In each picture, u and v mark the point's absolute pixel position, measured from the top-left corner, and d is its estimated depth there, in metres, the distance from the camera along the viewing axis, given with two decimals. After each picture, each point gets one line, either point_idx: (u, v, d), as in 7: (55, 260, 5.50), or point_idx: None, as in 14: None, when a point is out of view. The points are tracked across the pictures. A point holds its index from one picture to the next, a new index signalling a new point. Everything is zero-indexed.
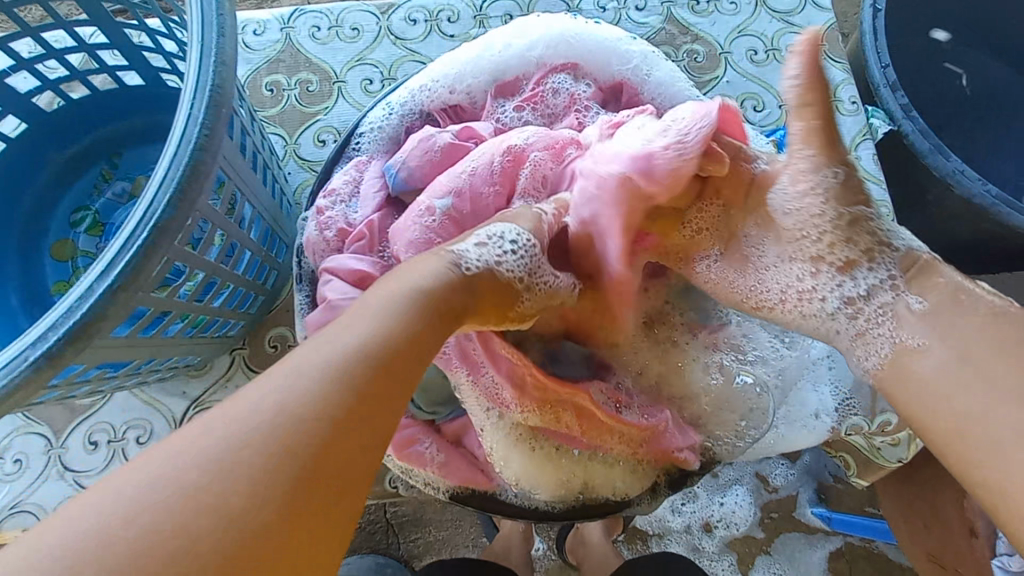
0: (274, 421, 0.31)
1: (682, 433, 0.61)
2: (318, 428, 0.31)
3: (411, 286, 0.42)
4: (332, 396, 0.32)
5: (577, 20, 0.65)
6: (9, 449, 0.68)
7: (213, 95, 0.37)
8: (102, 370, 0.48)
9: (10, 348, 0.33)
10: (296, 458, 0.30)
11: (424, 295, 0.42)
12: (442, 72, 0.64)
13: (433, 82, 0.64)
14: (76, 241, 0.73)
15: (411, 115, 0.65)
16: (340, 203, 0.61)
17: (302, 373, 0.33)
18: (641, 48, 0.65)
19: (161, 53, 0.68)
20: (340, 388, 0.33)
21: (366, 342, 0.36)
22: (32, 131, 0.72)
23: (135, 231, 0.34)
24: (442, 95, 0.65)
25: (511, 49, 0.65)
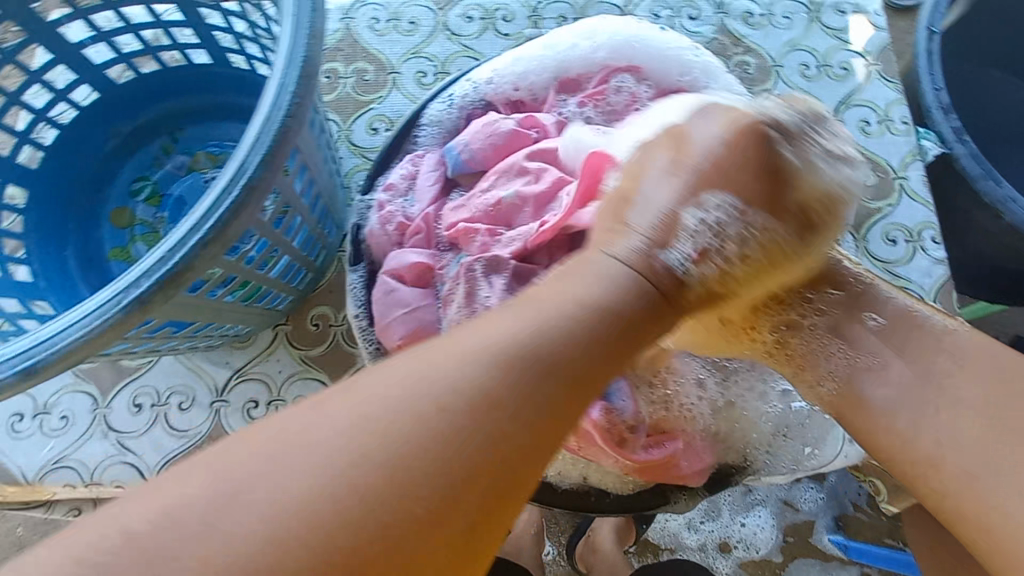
0: (427, 450, 0.29)
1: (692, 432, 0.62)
2: (498, 442, 0.30)
3: (576, 291, 0.36)
4: (501, 402, 0.31)
5: (644, 25, 0.67)
6: (57, 405, 0.70)
7: (305, 66, 0.38)
8: (166, 328, 0.50)
9: (103, 291, 0.34)
10: (422, 476, 0.28)
11: (603, 303, 0.36)
12: (508, 66, 0.66)
13: (497, 77, 0.66)
14: (134, 209, 0.76)
15: (472, 104, 0.67)
16: (399, 198, 0.63)
17: (427, 384, 0.30)
18: (705, 57, 0.66)
19: (231, 34, 0.71)
20: (432, 435, 0.29)
21: (573, 340, 0.34)
22: (103, 100, 0.76)
23: (227, 188, 0.35)
24: (506, 91, 0.67)
25: (578, 48, 0.67)
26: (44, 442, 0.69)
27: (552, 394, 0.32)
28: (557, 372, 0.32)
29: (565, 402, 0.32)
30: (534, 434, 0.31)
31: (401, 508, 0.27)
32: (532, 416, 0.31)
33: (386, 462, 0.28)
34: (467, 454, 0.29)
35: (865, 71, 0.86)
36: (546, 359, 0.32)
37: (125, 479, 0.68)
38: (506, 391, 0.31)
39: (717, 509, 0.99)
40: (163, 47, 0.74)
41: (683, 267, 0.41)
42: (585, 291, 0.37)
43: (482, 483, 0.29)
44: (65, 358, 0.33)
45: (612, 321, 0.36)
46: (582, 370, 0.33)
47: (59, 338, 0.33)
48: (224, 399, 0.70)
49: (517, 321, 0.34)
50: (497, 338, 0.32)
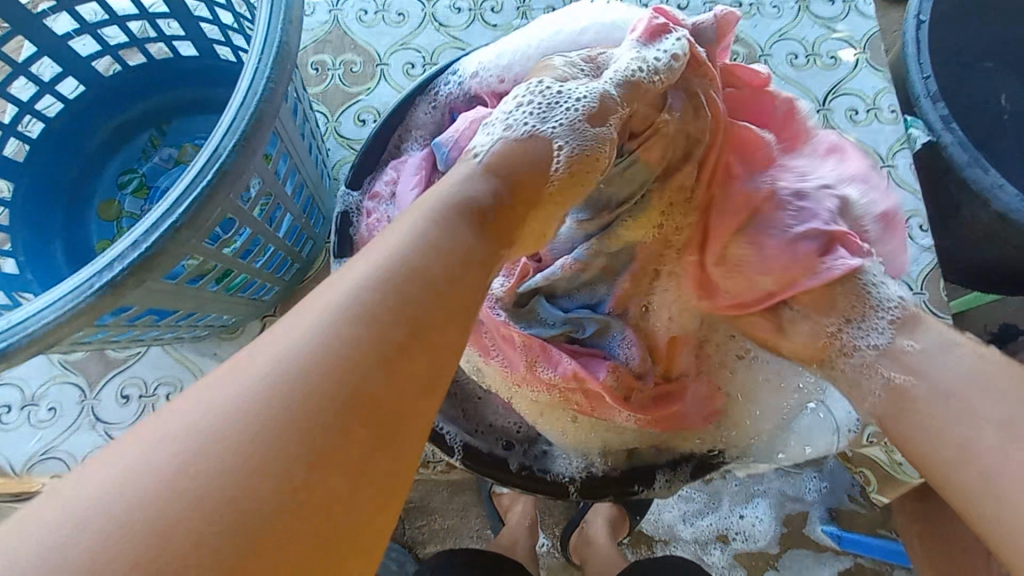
0: (271, 402, 0.25)
1: (699, 415, 0.61)
2: (354, 362, 0.27)
3: (440, 204, 0.35)
4: (354, 353, 0.27)
5: (626, 11, 0.67)
6: (45, 396, 0.70)
7: (279, 52, 0.38)
8: (147, 317, 0.50)
9: (75, 276, 0.34)
10: (263, 448, 0.24)
11: (453, 202, 0.35)
12: (492, 57, 0.64)
13: (483, 68, 0.64)
14: (121, 202, 0.76)
15: (454, 98, 0.66)
16: (384, 204, 0.62)
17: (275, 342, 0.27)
18: None
19: (217, 26, 0.71)
20: (290, 391, 0.25)
21: (401, 257, 0.31)
22: (90, 93, 0.75)
23: (201, 172, 0.36)
24: (491, 83, 0.63)
25: (561, 36, 0.66)
26: (32, 433, 0.69)
27: (386, 317, 0.28)
28: (411, 278, 0.30)
29: (412, 320, 0.29)
30: (375, 369, 0.27)
31: (267, 481, 0.23)
32: (392, 336, 0.28)
33: (213, 462, 0.23)
34: (304, 411, 0.25)
35: (854, 60, 0.86)
36: (420, 253, 0.31)
37: None
38: (350, 319, 0.28)
39: (717, 501, 0.99)
40: (149, 39, 0.73)
41: (515, 142, 0.39)
42: (420, 225, 0.33)
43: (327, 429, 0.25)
44: (38, 340, 0.33)
45: (456, 219, 0.34)
46: (443, 277, 0.31)
47: (32, 321, 0.33)
48: None
49: (395, 234, 0.32)
50: (348, 285, 0.29)
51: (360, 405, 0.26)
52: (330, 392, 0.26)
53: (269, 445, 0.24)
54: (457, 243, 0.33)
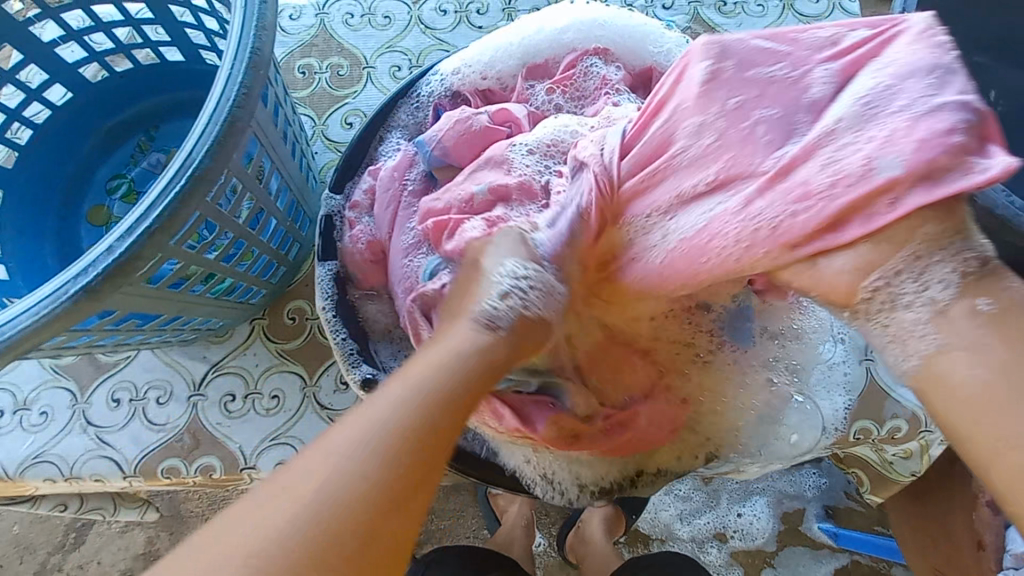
0: (298, 528, 0.31)
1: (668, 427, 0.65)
2: (371, 505, 0.33)
3: (438, 357, 0.40)
4: (430, 422, 0.36)
5: (606, 8, 0.68)
6: (37, 401, 0.71)
7: (252, 58, 0.39)
8: (131, 321, 0.50)
9: (51, 281, 0.35)
10: (370, 498, 0.33)
11: (451, 362, 0.40)
12: (475, 55, 0.67)
13: (465, 65, 0.67)
14: (111, 207, 0.77)
15: (438, 95, 0.67)
16: (365, 214, 0.63)
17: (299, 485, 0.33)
18: (668, 43, 0.67)
19: (202, 31, 0.71)
20: (315, 524, 0.31)
21: (407, 409, 0.36)
22: (78, 99, 0.76)
23: (174, 178, 0.36)
24: (474, 80, 0.67)
25: (543, 34, 0.68)
26: (24, 438, 0.70)
27: (402, 472, 0.34)
28: (414, 437, 0.35)
29: (420, 462, 0.35)
30: (392, 511, 0.33)
31: (379, 498, 0.33)
32: (402, 467, 0.34)
33: (325, 496, 0.32)
34: (348, 519, 0.32)
35: None
36: (431, 411, 0.37)
37: (104, 472, 0.69)
38: (368, 466, 0.34)
39: (716, 499, 1.00)
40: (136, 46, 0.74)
41: (497, 309, 0.44)
42: (419, 387, 0.38)
43: (373, 544, 0.32)
44: (15, 345, 0.34)
45: (458, 382, 0.39)
46: (444, 431, 0.37)
47: (8, 327, 0.34)
48: (202, 393, 0.71)
49: (391, 397, 0.37)
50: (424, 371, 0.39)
51: (416, 448, 0.35)
52: (353, 534, 0.32)
53: (381, 486, 0.33)
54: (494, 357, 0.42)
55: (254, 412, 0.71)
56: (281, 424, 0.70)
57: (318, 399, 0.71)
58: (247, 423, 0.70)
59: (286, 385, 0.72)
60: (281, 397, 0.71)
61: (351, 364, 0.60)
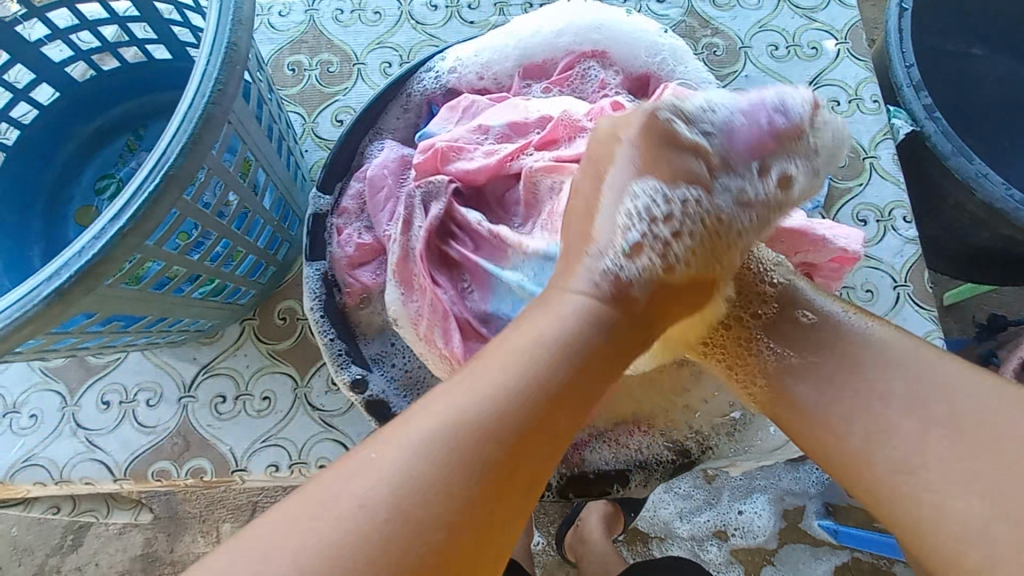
0: (411, 484, 0.34)
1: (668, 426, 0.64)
2: (504, 440, 0.36)
3: (545, 330, 0.40)
4: (504, 407, 0.37)
5: (606, 7, 0.66)
6: (26, 404, 0.70)
7: (228, 53, 0.38)
8: (114, 323, 0.50)
9: (22, 284, 0.34)
10: (461, 481, 0.34)
11: (553, 337, 0.40)
12: (472, 55, 0.66)
13: (462, 64, 0.66)
14: (99, 208, 0.76)
15: (432, 91, 0.66)
16: (354, 219, 0.62)
17: (431, 418, 0.36)
18: (671, 43, 0.65)
19: (188, 28, 0.70)
20: (455, 468, 0.35)
21: (534, 349, 0.39)
22: (65, 99, 0.75)
23: (148, 177, 0.35)
24: (471, 79, 0.67)
25: (540, 34, 0.66)
26: (14, 441, 0.69)
27: (518, 425, 0.36)
28: (537, 392, 0.38)
29: (526, 431, 0.37)
30: (508, 469, 0.36)
31: (464, 484, 0.34)
32: (525, 423, 0.37)
33: (456, 423, 0.36)
34: (464, 461, 0.35)
35: (835, 50, 0.85)
36: (536, 372, 0.38)
37: (94, 475, 0.68)
38: (492, 409, 0.36)
39: (716, 497, 0.99)
40: (122, 44, 0.73)
41: (619, 267, 0.43)
42: (550, 331, 0.40)
43: (472, 503, 0.34)
44: None
45: (578, 353, 0.40)
46: (551, 400, 0.38)
47: None
48: (192, 394, 0.71)
49: (503, 371, 0.38)
50: (527, 344, 0.39)
51: (514, 441, 0.36)
52: (504, 445, 0.36)
53: (448, 488, 0.34)
54: (588, 342, 0.40)
55: (245, 413, 0.70)
56: (273, 425, 0.69)
57: (310, 399, 0.71)
58: (238, 425, 0.69)
59: (276, 386, 0.71)
60: (272, 398, 0.71)
61: (340, 365, 0.60)
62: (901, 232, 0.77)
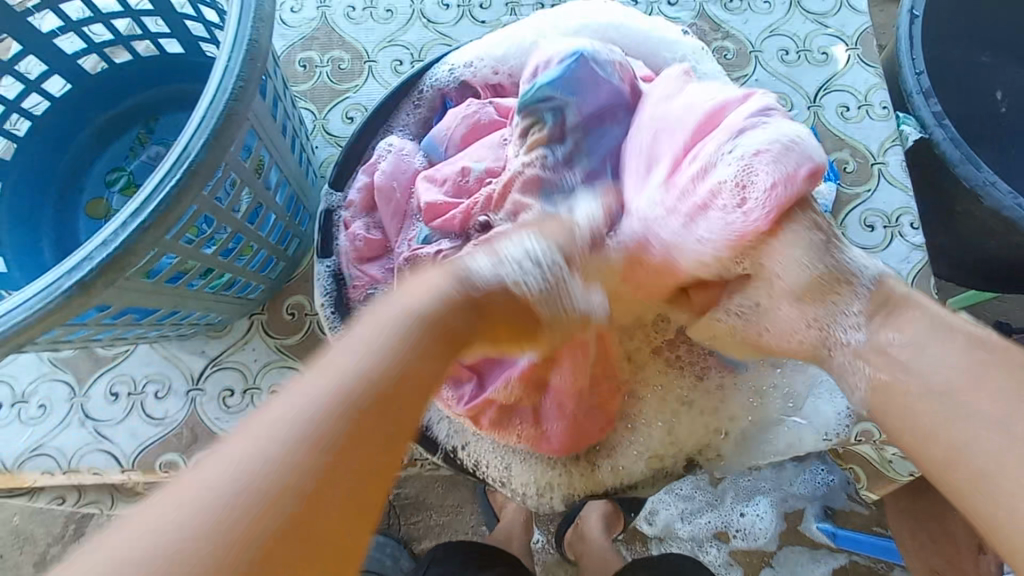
0: (284, 450, 0.30)
1: (685, 434, 0.67)
2: (323, 434, 0.31)
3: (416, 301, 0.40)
4: (335, 415, 0.32)
5: (625, 10, 0.66)
6: (35, 394, 0.71)
7: (249, 50, 0.38)
8: (128, 315, 0.50)
9: (45, 276, 0.34)
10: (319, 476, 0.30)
11: (417, 313, 0.39)
12: (488, 49, 0.66)
13: (477, 59, 0.66)
14: (110, 200, 0.76)
15: (445, 85, 0.66)
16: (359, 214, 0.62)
17: (287, 404, 0.32)
18: (685, 51, 0.66)
19: (202, 23, 0.70)
20: (295, 446, 0.30)
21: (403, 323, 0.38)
22: (77, 91, 0.75)
23: (170, 172, 0.36)
24: (485, 74, 0.66)
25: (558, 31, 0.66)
26: (22, 430, 0.70)
27: (352, 412, 0.32)
28: (361, 384, 0.33)
29: (381, 401, 0.33)
30: (364, 460, 0.32)
31: (318, 489, 0.29)
32: (365, 397, 0.33)
33: (297, 430, 0.31)
34: (300, 455, 0.30)
35: (846, 56, 0.85)
36: (378, 363, 0.35)
37: (102, 466, 0.69)
38: (342, 387, 0.33)
39: (719, 498, 1.00)
40: (135, 37, 0.73)
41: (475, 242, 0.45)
42: (386, 328, 0.38)
43: (329, 479, 0.30)
44: (7, 340, 0.33)
45: (415, 335, 0.37)
46: (395, 381, 0.35)
47: (2, 321, 0.34)
48: (201, 387, 0.71)
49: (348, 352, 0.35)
50: (341, 366, 0.34)
51: (371, 404, 0.33)
52: (347, 417, 0.32)
53: (297, 464, 0.30)
54: (427, 338, 0.38)
55: (252, 407, 0.70)
56: None
57: None
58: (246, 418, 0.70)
59: (284, 380, 0.71)
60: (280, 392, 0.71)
61: None
62: (908, 238, 0.78)
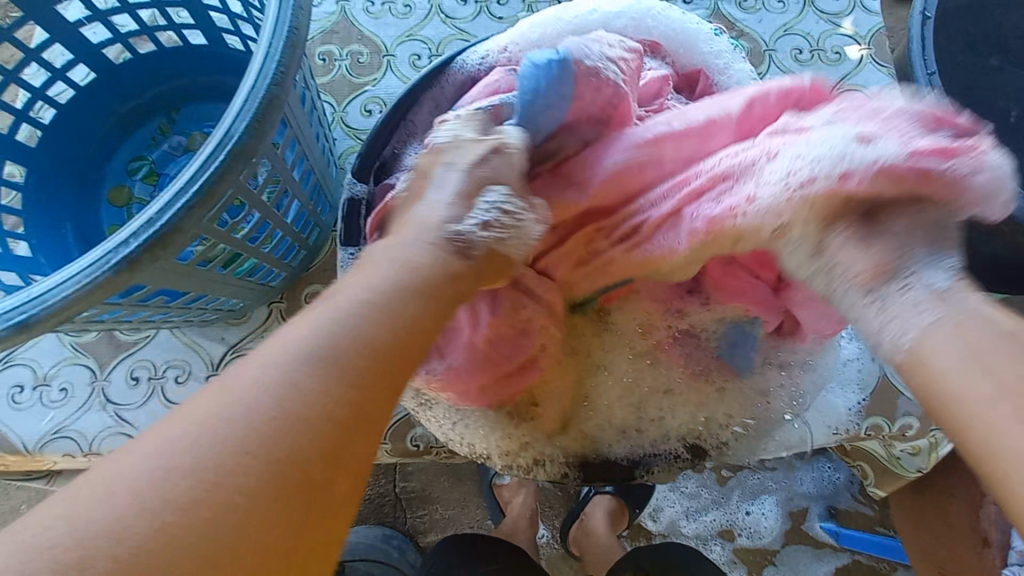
0: (266, 427, 0.31)
1: (688, 424, 0.64)
2: (317, 412, 0.32)
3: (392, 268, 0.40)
4: (319, 388, 0.33)
5: (661, 3, 0.68)
6: (57, 377, 0.72)
7: (290, 36, 0.40)
8: (158, 298, 0.51)
9: (91, 252, 0.36)
10: (306, 447, 0.31)
11: (412, 279, 0.39)
12: (527, 32, 0.67)
13: (513, 42, 0.67)
14: (132, 188, 0.77)
15: (477, 68, 0.67)
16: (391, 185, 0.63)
17: (269, 363, 0.33)
18: (719, 47, 0.68)
19: (227, 14, 0.71)
20: (280, 425, 0.31)
21: (377, 300, 0.37)
22: (100, 81, 0.76)
23: (213, 153, 0.37)
24: (522, 56, 0.67)
25: (596, 14, 0.67)
26: (44, 413, 0.71)
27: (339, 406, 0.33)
28: (361, 354, 0.35)
29: (373, 390, 0.34)
30: (342, 432, 0.32)
31: (303, 467, 0.31)
32: (363, 380, 0.34)
33: (283, 403, 0.32)
34: (290, 438, 0.31)
35: (858, 56, 0.86)
36: (387, 319, 0.37)
37: (122, 449, 0.70)
38: (313, 377, 0.33)
39: (726, 496, 1.00)
40: (159, 28, 0.74)
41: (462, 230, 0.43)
42: (369, 288, 0.38)
43: (309, 460, 0.31)
44: (56, 314, 0.35)
45: (407, 302, 0.38)
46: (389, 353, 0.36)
47: (50, 295, 0.35)
48: (219, 373, 0.72)
49: (344, 309, 0.36)
50: (321, 320, 0.35)
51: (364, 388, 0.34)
52: (335, 411, 0.33)
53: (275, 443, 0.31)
54: (414, 313, 0.38)
55: None
56: None
57: None
58: None
59: None
60: None
61: None
62: None
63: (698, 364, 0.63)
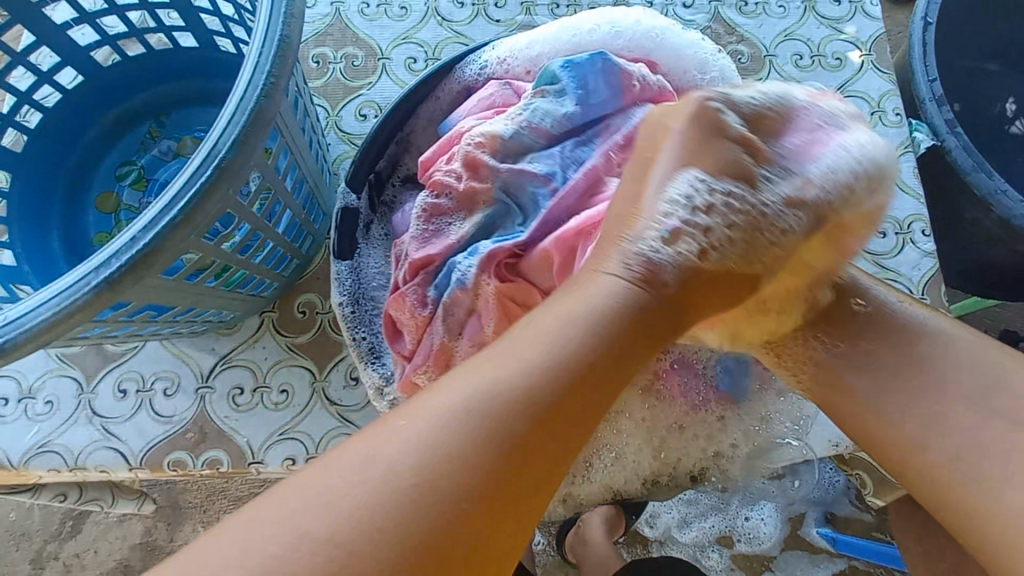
0: (407, 468, 0.31)
1: (688, 451, 0.65)
2: (475, 466, 0.32)
3: (579, 307, 0.38)
4: (479, 441, 0.32)
5: (666, 21, 0.66)
6: (42, 390, 0.70)
7: (281, 46, 0.38)
8: (145, 313, 0.50)
9: (72, 272, 0.34)
10: (484, 476, 0.32)
11: (602, 307, 0.38)
12: (524, 46, 0.66)
13: (511, 56, 0.66)
14: (120, 194, 0.75)
15: (475, 75, 0.66)
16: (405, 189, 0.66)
17: (423, 413, 0.33)
18: (723, 64, 0.66)
19: (218, 17, 0.69)
20: (441, 457, 0.31)
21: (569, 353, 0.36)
22: (88, 85, 0.74)
23: (200, 169, 0.36)
24: (518, 71, 0.66)
25: (596, 32, 0.65)
26: (28, 427, 0.69)
27: (495, 460, 0.32)
28: (519, 404, 0.33)
29: (532, 447, 0.33)
30: (487, 491, 0.31)
31: (471, 516, 0.31)
32: (523, 436, 0.33)
33: (439, 444, 0.32)
34: (459, 470, 0.31)
35: (860, 62, 0.85)
36: (575, 353, 0.36)
37: (109, 464, 0.68)
38: (509, 418, 0.33)
39: (726, 503, 0.99)
40: (148, 30, 0.72)
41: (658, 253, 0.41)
42: (572, 327, 0.37)
43: (469, 509, 0.31)
44: (35, 337, 0.33)
45: (615, 331, 0.37)
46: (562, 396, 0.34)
47: (29, 318, 0.33)
48: (210, 385, 0.70)
49: (537, 349, 0.36)
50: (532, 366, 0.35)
51: (530, 445, 0.33)
52: (501, 456, 0.32)
53: (447, 487, 0.31)
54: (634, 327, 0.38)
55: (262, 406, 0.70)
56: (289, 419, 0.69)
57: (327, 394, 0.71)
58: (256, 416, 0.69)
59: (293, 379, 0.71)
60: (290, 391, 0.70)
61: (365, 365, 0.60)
62: (919, 245, 0.77)
63: (701, 395, 0.63)
